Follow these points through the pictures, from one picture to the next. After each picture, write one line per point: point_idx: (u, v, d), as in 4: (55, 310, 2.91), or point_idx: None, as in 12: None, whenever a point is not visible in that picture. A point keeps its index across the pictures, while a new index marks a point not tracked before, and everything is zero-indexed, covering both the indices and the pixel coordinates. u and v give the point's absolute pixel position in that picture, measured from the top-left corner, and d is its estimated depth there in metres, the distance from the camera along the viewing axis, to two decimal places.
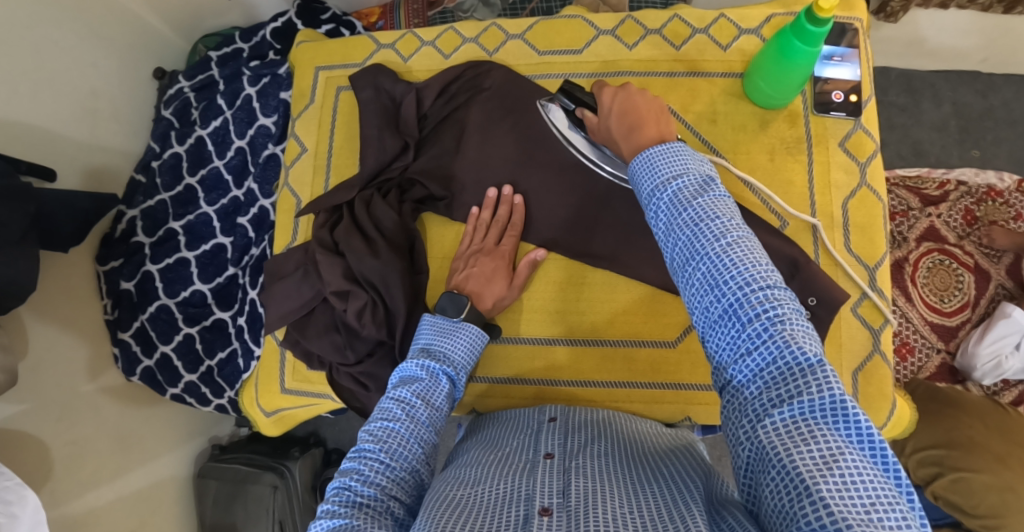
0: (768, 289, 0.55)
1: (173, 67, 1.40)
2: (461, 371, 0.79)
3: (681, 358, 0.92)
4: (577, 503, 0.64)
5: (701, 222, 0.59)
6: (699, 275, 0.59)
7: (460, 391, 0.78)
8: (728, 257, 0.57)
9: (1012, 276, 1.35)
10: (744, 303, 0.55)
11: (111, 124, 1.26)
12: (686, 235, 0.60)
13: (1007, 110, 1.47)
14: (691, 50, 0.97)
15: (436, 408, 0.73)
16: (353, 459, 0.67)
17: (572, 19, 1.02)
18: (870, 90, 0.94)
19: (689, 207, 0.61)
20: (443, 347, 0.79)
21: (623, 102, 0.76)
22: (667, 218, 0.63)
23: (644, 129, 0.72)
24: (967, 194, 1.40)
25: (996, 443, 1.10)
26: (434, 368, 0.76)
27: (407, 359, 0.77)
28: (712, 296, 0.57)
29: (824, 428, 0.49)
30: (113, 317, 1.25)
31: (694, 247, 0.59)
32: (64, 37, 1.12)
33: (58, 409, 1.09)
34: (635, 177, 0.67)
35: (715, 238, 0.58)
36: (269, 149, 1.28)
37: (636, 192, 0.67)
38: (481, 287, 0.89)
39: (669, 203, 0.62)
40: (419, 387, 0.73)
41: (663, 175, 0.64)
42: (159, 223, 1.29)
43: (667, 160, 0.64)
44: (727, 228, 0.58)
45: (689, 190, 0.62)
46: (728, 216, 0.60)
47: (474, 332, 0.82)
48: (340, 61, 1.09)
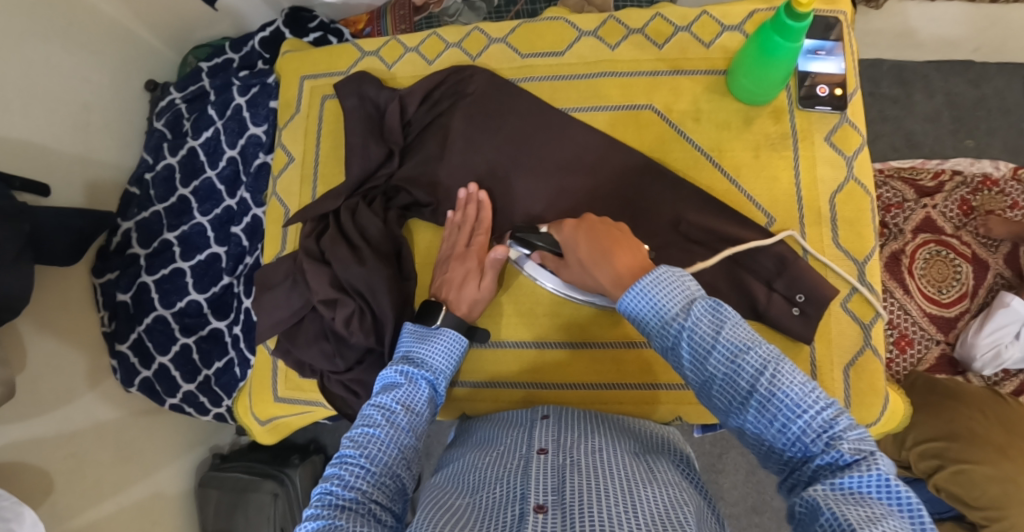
0: (814, 399, 0.58)
1: (164, 79, 1.40)
2: (441, 375, 0.79)
3: (669, 358, 0.92)
4: (572, 500, 0.64)
5: (733, 359, 0.61)
6: (748, 406, 0.60)
7: (441, 396, 0.79)
8: (773, 386, 0.59)
9: (1010, 265, 1.35)
10: (794, 419, 0.57)
11: (104, 137, 1.26)
12: (723, 373, 0.61)
13: (1000, 98, 1.46)
14: (674, 49, 0.97)
15: (416, 413, 0.74)
16: (336, 465, 0.68)
17: (554, 21, 1.02)
18: (855, 83, 0.94)
19: (717, 343, 0.62)
20: (423, 352, 0.80)
21: (590, 231, 0.79)
22: (693, 358, 0.63)
23: (618, 256, 0.74)
24: (962, 184, 1.38)
25: (997, 434, 1.10)
26: (414, 373, 0.77)
27: (387, 367, 0.78)
28: (761, 410, 0.59)
29: (871, 498, 0.52)
30: (110, 329, 1.26)
31: (734, 383, 0.61)
32: (54, 52, 1.13)
33: (57, 423, 1.09)
34: (639, 319, 0.68)
35: (753, 373, 0.60)
36: (260, 158, 1.28)
37: (646, 332, 0.68)
38: (453, 291, 0.89)
39: (692, 344, 0.63)
40: (399, 393, 0.74)
41: (671, 314, 0.65)
42: (154, 234, 1.29)
43: (673, 300, 0.65)
44: (764, 356, 0.60)
45: (711, 323, 0.63)
46: (755, 343, 0.61)
47: (454, 335, 0.82)
48: (325, 70, 1.09)
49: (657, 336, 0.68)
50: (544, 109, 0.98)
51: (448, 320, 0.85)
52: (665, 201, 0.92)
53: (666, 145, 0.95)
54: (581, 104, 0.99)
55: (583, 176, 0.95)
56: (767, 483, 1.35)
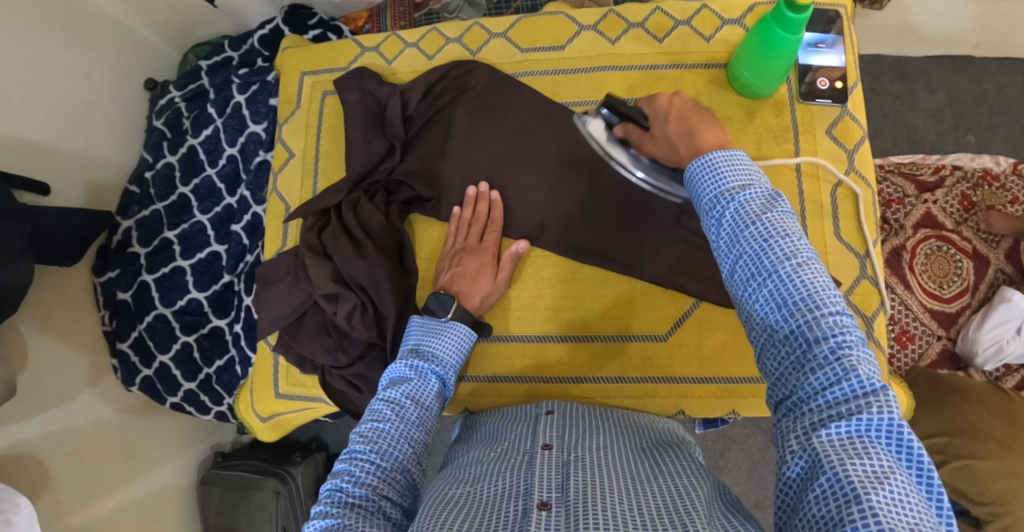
0: (837, 313, 0.52)
1: (163, 77, 1.40)
2: (450, 370, 0.79)
3: (672, 352, 0.92)
4: (577, 497, 0.63)
5: (771, 238, 0.56)
6: (766, 290, 0.55)
7: (450, 390, 0.79)
8: (799, 285, 0.53)
9: (1011, 260, 1.35)
10: (809, 323, 0.52)
11: (104, 135, 1.26)
12: (753, 249, 0.56)
13: (1001, 94, 1.46)
14: (675, 43, 0.97)
15: (426, 408, 0.73)
16: (346, 461, 0.67)
17: (555, 15, 1.02)
18: (856, 76, 0.94)
19: (756, 223, 0.57)
20: (432, 346, 0.79)
21: (680, 111, 0.76)
22: (731, 230, 0.59)
23: (703, 132, 0.71)
24: (963, 179, 1.38)
25: (999, 428, 1.10)
26: (424, 368, 0.76)
27: (396, 360, 0.77)
28: (778, 312, 0.54)
29: (876, 445, 0.47)
30: (111, 327, 1.26)
31: (761, 262, 0.56)
32: (55, 50, 1.13)
33: (59, 422, 1.09)
34: (696, 184, 0.64)
35: (785, 258, 0.55)
36: (260, 155, 1.29)
37: (695, 199, 0.64)
38: (466, 284, 0.89)
39: (735, 215, 0.59)
40: (408, 388, 0.74)
41: (727, 184, 0.61)
42: (154, 233, 1.29)
43: (735, 170, 0.61)
44: (797, 249, 0.55)
45: (758, 203, 0.58)
46: (795, 233, 0.56)
47: (462, 330, 0.82)
48: (325, 66, 1.09)
49: (700, 208, 0.64)
50: (546, 103, 0.98)
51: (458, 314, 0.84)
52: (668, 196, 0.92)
53: None
54: (582, 98, 0.99)
55: (585, 170, 0.95)
56: (769, 478, 1.35)
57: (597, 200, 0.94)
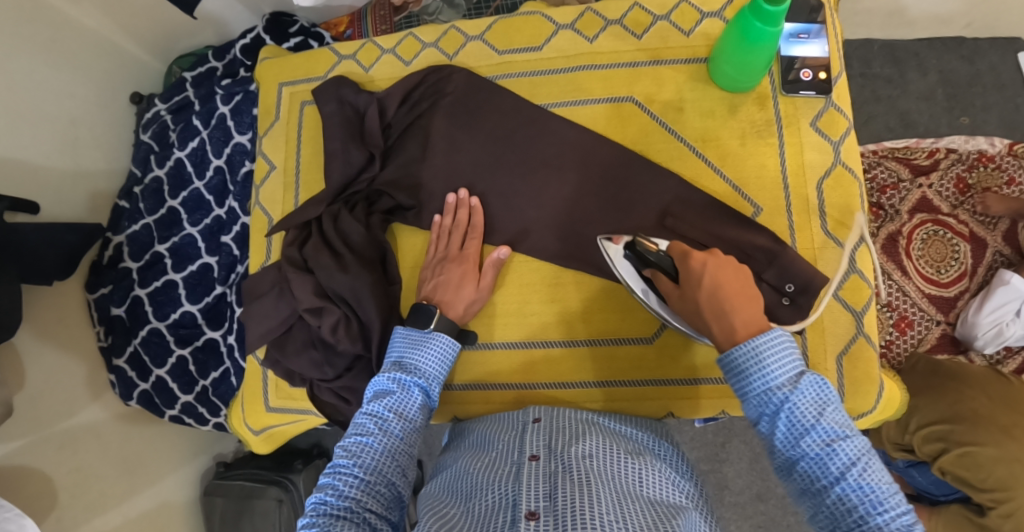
0: (894, 501, 0.59)
1: (149, 90, 1.39)
2: (434, 381, 0.79)
3: (659, 354, 0.91)
4: (564, 506, 0.64)
5: (831, 443, 0.61)
6: (831, 492, 0.61)
7: (434, 402, 0.78)
8: (858, 473, 0.60)
9: (1009, 242, 1.34)
10: (870, 509, 0.59)
11: (91, 152, 1.26)
12: (815, 453, 0.62)
13: (993, 74, 1.45)
14: (654, 38, 0.96)
15: (409, 421, 0.73)
16: (330, 477, 0.67)
17: (531, 15, 1.01)
18: (840, 66, 0.93)
19: (815, 423, 0.62)
20: (415, 358, 0.79)
21: (714, 279, 0.72)
22: (785, 434, 0.64)
23: (738, 313, 0.70)
24: (958, 161, 1.37)
25: (1000, 414, 1.08)
26: (406, 379, 0.76)
27: (379, 373, 0.77)
28: (837, 495, 0.60)
29: None
30: (106, 343, 1.26)
31: (823, 466, 0.61)
32: (39, 69, 1.12)
33: (60, 440, 1.09)
34: (736, 375, 0.68)
35: (844, 463, 0.60)
36: (247, 165, 1.30)
37: (738, 388, 0.68)
38: (448, 293, 0.89)
39: (790, 418, 0.63)
40: (391, 400, 0.74)
41: (774, 379, 0.65)
42: (145, 247, 1.29)
43: (781, 365, 0.65)
44: (858, 447, 0.61)
45: (810, 399, 0.64)
46: (851, 432, 0.62)
47: (444, 340, 0.81)
48: (303, 76, 1.09)
49: (745, 396, 0.68)
50: (525, 105, 0.97)
51: (442, 323, 0.84)
52: (650, 195, 0.92)
53: (646, 138, 0.94)
54: (562, 99, 0.98)
55: (567, 172, 0.94)
56: (771, 470, 1.35)
57: (580, 202, 0.93)
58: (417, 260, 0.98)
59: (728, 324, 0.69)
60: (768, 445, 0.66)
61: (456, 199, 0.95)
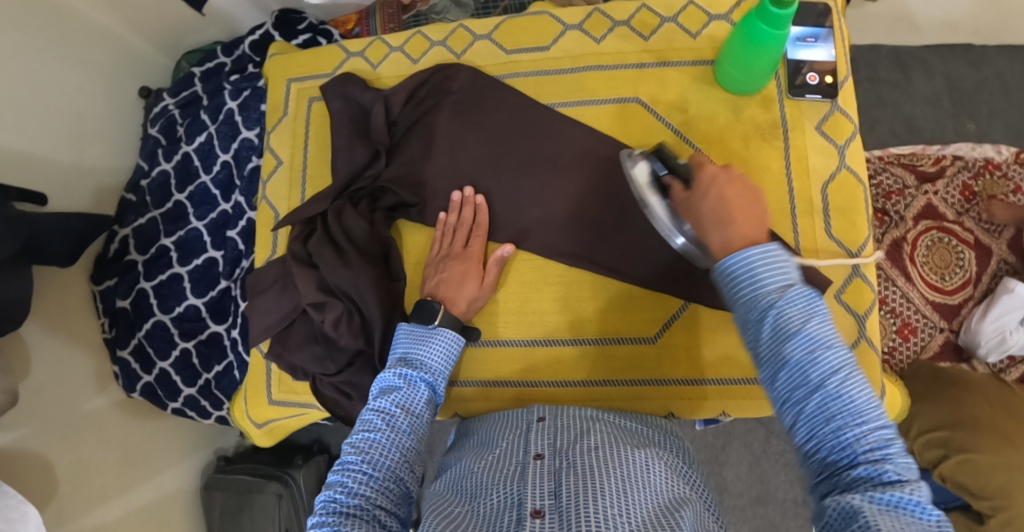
0: (876, 417, 0.53)
1: (157, 85, 1.40)
2: (439, 376, 0.79)
3: (660, 354, 0.92)
4: (568, 504, 0.65)
5: (815, 350, 0.55)
6: (809, 405, 0.55)
7: (439, 396, 0.79)
8: (841, 386, 0.54)
9: (1014, 250, 1.33)
10: (849, 424, 0.53)
11: (98, 145, 1.27)
12: (797, 363, 0.55)
13: (1000, 81, 1.44)
14: (660, 40, 0.96)
15: (416, 416, 0.73)
16: (338, 474, 0.67)
17: (539, 15, 1.01)
18: (846, 70, 0.93)
19: (800, 332, 0.56)
20: (421, 354, 0.79)
21: (717, 192, 0.70)
22: (768, 339, 0.58)
23: (734, 225, 0.66)
24: (964, 168, 1.37)
25: (1001, 421, 1.09)
26: (412, 375, 0.77)
27: (385, 369, 0.78)
28: (818, 409, 0.54)
29: (910, 520, 0.49)
30: (110, 335, 1.27)
31: (804, 374, 0.55)
32: (47, 63, 1.13)
33: (62, 429, 1.10)
34: (728, 281, 0.62)
35: (827, 370, 0.54)
36: (253, 161, 1.31)
37: (729, 297, 0.62)
38: (450, 289, 0.89)
39: (776, 323, 0.57)
40: (398, 396, 0.74)
41: (765, 284, 0.59)
42: (151, 241, 1.30)
43: (774, 268, 0.59)
44: (842, 358, 0.55)
45: (796, 308, 0.57)
46: (838, 343, 0.56)
47: (449, 335, 0.82)
48: (310, 72, 1.09)
49: (731, 306, 0.62)
50: (530, 104, 0.98)
51: (445, 319, 0.84)
52: None
53: (651, 140, 0.94)
54: (567, 99, 0.98)
55: (572, 171, 0.95)
56: (771, 474, 1.35)
57: (584, 201, 0.94)
58: (420, 257, 0.99)
59: (727, 234, 0.66)
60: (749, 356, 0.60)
61: (461, 197, 0.96)
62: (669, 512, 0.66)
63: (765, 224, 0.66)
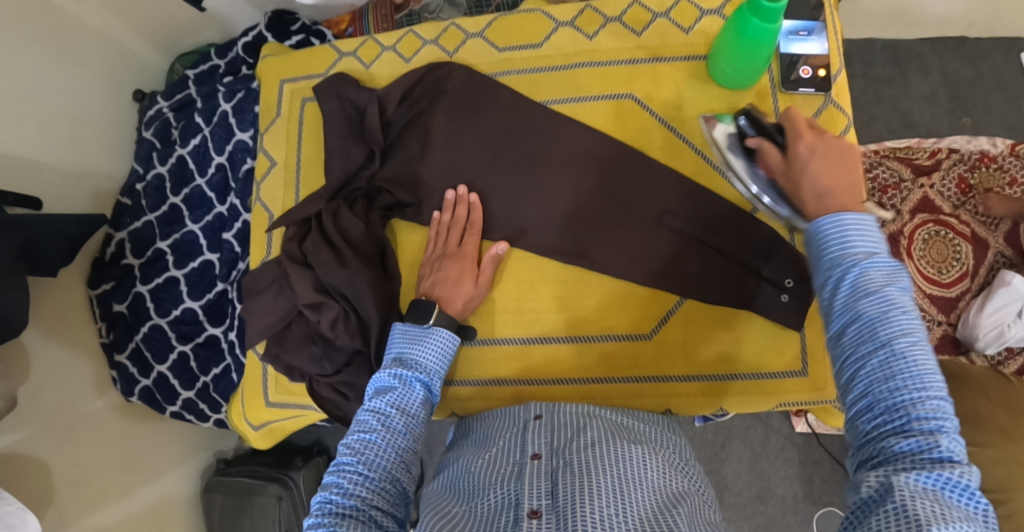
0: (940, 392, 0.52)
1: (151, 88, 1.39)
2: (435, 376, 0.79)
3: (657, 351, 0.92)
4: (565, 504, 0.65)
5: (890, 310, 0.55)
6: (869, 364, 0.54)
7: (435, 396, 0.78)
8: (909, 351, 0.53)
9: (1011, 243, 1.33)
10: (911, 392, 0.52)
11: (95, 149, 1.26)
12: (868, 320, 0.55)
13: (995, 74, 1.44)
14: (653, 36, 0.96)
15: (412, 416, 0.73)
16: (335, 476, 0.67)
17: (532, 13, 1.01)
18: (838, 63, 0.93)
19: (878, 292, 0.56)
20: (416, 354, 0.79)
21: (816, 161, 0.69)
22: (844, 297, 0.58)
23: (835, 196, 0.66)
24: (960, 161, 1.37)
25: (1001, 416, 1.08)
26: (408, 375, 0.76)
27: (381, 370, 0.77)
28: (880, 372, 0.53)
29: (949, 502, 0.48)
30: (108, 339, 1.26)
31: (873, 331, 0.55)
32: (43, 66, 1.13)
33: (61, 434, 1.10)
34: (817, 240, 0.63)
35: (898, 331, 0.54)
36: (248, 162, 1.30)
37: (815, 256, 0.63)
38: (446, 289, 0.89)
39: (856, 280, 0.57)
40: (394, 396, 0.73)
41: (854, 245, 0.60)
42: (147, 244, 1.29)
43: (865, 231, 0.59)
44: (915, 326, 0.54)
45: (880, 272, 0.57)
46: (914, 313, 0.55)
47: (444, 335, 0.81)
48: (304, 73, 1.09)
49: (816, 261, 0.62)
50: (524, 102, 0.97)
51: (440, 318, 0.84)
52: (650, 193, 0.92)
53: (646, 138, 0.94)
54: (561, 96, 0.98)
55: (567, 169, 0.94)
56: (770, 470, 1.35)
57: (580, 199, 0.94)
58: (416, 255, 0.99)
59: (825, 205, 0.66)
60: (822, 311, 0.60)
61: (455, 196, 0.95)
62: (665, 508, 0.66)
63: (862, 195, 0.66)
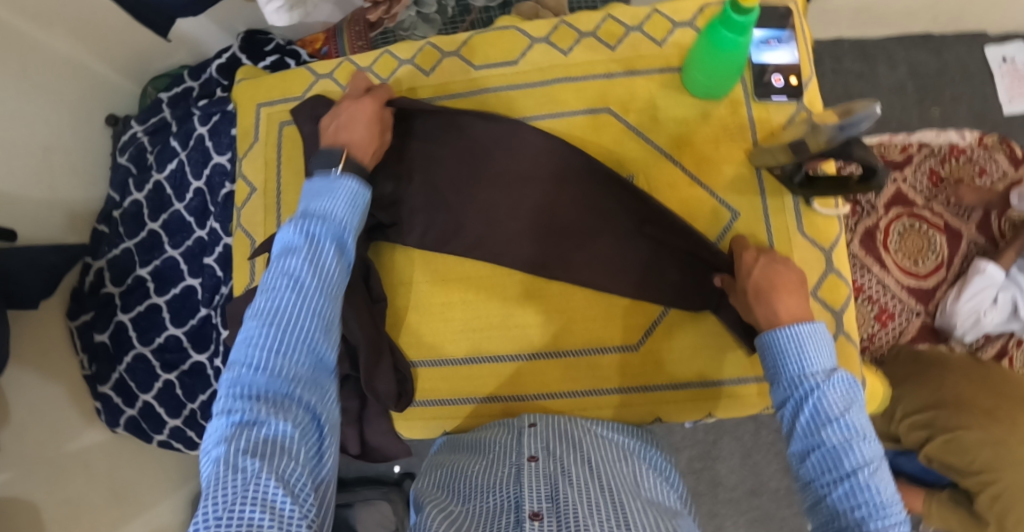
0: (897, 515, 0.63)
1: (124, 112, 1.37)
2: (347, 227, 0.75)
3: (644, 360, 0.93)
4: (566, 507, 0.66)
5: (849, 439, 0.66)
6: (837, 486, 0.66)
7: (349, 254, 0.75)
8: (869, 480, 0.64)
9: (983, 231, 1.38)
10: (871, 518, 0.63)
11: (68, 178, 1.24)
12: (833, 444, 0.67)
13: (960, 67, 1.48)
14: (627, 49, 0.97)
15: (324, 273, 0.69)
16: (245, 366, 0.62)
17: (506, 29, 1.02)
18: (810, 70, 0.95)
19: (838, 420, 0.67)
20: (324, 207, 0.75)
21: (768, 280, 0.81)
22: (807, 418, 0.69)
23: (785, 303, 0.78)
24: (931, 155, 1.40)
25: (981, 397, 1.11)
26: (317, 231, 0.72)
27: (283, 228, 0.72)
28: (844, 497, 0.65)
29: None
30: (90, 371, 1.24)
31: (837, 459, 0.66)
32: (12, 96, 1.10)
33: (47, 472, 1.08)
34: (775, 354, 0.74)
35: (858, 462, 0.65)
36: (226, 187, 1.28)
37: (775, 370, 0.74)
38: (352, 127, 0.88)
39: (816, 405, 0.69)
40: (302, 254, 0.69)
41: (811, 366, 0.71)
42: (126, 272, 1.28)
43: (821, 355, 0.71)
44: (871, 454, 0.66)
45: (838, 397, 0.68)
46: (871, 440, 0.67)
47: (348, 184, 0.78)
48: (279, 96, 1.09)
49: (782, 375, 0.73)
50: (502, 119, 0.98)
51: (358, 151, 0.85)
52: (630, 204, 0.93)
53: (624, 150, 0.96)
54: (539, 112, 0.99)
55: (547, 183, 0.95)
56: (762, 465, 1.36)
57: (558, 213, 0.94)
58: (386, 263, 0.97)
59: (772, 310, 0.78)
60: (788, 432, 0.71)
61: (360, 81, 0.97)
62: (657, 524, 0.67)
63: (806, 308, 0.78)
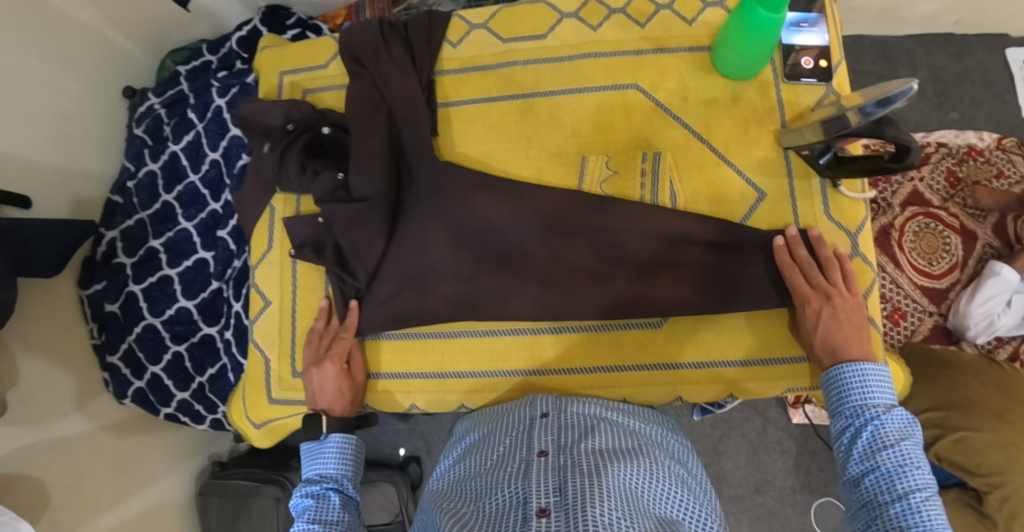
0: None
1: (142, 84, 1.36)
2: (344, 480, 0.91)
3: (667, 338, 0.94)
4: (573, 500, 0.66)
5: (903, 465, 0.72)
6: (891, 505, 0.71)
7: (352, 494, 0.91)
8: (921, 505, 0.70)
9: (999, 234, 1.36)
10: None
11: (84, 147, 1.23)
12: (887, 468, 0.73)
13: (982, 70, 1.47)
14: (657, 27, 0.97)
15: (335, 522, 0.84)
16: None
17: (535, 5, 1.02)
18: (839, 54, 0.94)
19: (894, 447, 0.73)
20: (320, 469, 0.92)
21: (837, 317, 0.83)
22: (866, 444, 0.76)
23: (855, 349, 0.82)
24: (948, 155, 1.40)
25: (995, 400, 1.10)
26: (320, 489, 0.88)
27: (296, 495, 0.89)
28: (897, 517, 0.70)
29: None
30: (99, 340, 1.22)
31: (891, 482, 0.72)
32: (28, 61, 1.09)
33: (53, 440, 1.07)
34: (838, 387, 0.81)
35: (912, 487, 0.71)
36: (243, 159, 1.28)
37: (837, 402, 0.81)
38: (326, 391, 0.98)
39: (874, 433, 0.75)
40: (313, 512, 0.85)
41: (872, 399, 0.78)
42: (139, 243, 1.25)
43: (880, 392, 0.78)
44: (925, 481, 0.71)
45: (894, 429, 0.75)
46: (924, 469, 0.73)
47: (336, 439, 0.94)
48: (305, 65, 1.09)
49: (842, 405, 0.80)
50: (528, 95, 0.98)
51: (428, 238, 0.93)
52: None
53: (653, 129, 0.96)
54: (566, 87, 0.99)
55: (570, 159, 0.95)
56: (768, 462, 1.36)
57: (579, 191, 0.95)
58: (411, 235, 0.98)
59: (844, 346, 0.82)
60: (845, 459, 0.78)
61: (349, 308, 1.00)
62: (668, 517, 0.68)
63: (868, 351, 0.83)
